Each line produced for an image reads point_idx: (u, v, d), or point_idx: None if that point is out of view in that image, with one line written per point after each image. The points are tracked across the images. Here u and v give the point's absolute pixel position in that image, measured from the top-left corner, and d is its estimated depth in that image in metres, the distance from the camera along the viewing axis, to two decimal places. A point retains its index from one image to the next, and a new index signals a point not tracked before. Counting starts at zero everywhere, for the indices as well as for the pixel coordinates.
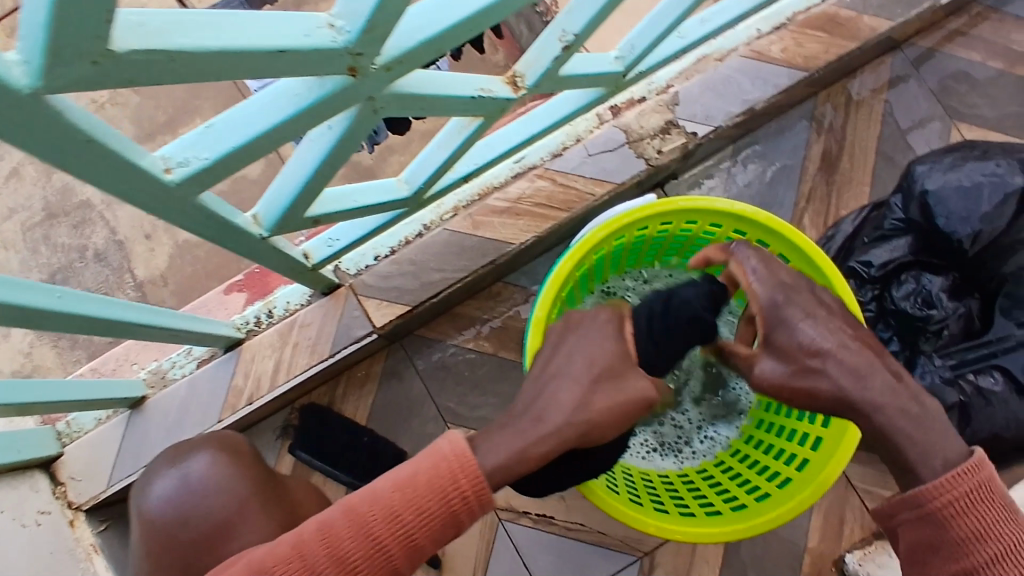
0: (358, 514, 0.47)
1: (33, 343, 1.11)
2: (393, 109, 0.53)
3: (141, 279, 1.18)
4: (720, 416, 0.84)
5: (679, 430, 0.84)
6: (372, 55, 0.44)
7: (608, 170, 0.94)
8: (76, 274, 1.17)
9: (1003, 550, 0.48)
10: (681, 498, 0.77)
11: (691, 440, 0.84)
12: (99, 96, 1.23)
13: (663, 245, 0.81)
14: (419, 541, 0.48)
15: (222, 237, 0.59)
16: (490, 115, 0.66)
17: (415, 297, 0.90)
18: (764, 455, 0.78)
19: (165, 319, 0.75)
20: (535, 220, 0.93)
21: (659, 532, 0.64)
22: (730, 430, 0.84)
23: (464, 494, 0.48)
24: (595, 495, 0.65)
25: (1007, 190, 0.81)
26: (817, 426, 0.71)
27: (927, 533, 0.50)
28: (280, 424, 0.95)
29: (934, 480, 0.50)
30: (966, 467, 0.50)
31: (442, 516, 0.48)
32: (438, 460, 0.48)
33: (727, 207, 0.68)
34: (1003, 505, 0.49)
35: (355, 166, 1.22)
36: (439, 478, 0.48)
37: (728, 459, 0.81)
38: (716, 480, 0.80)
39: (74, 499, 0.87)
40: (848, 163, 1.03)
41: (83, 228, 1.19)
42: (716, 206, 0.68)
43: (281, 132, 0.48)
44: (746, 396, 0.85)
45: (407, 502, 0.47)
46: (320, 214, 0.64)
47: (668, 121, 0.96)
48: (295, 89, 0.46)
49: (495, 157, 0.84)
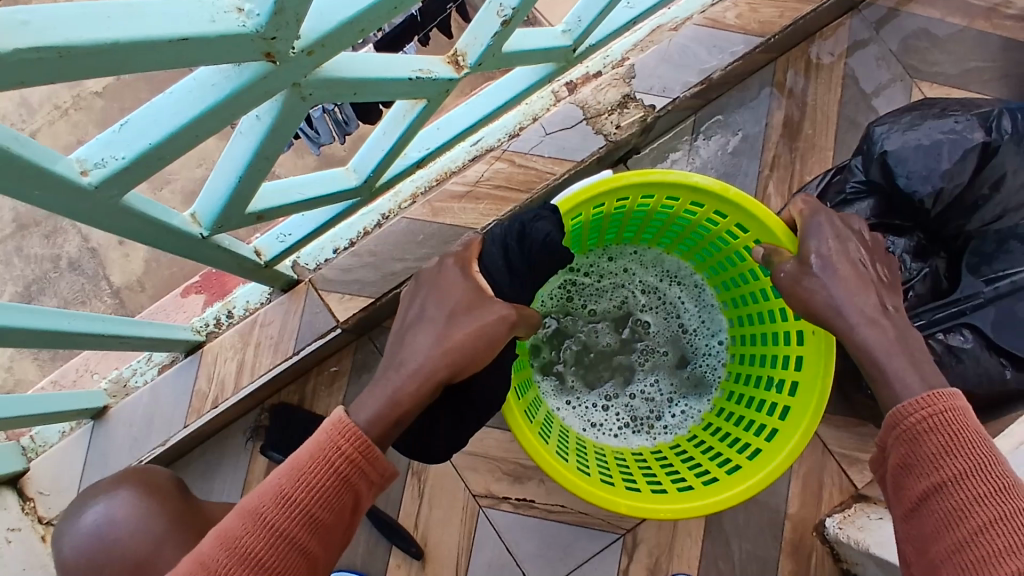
0: (249, 509, 0.46)
1: (14, 356, 1.06)
2: (325, 96, 0.52)
3: (118, 286, 1.15)
4: (690, 390, 0.84)
5: (649, 406, 0.84)
6: (288, 40, 0.43)
7: (566, 148, 0.93)
8: (51, 284, 1.14)
9: (969, 467, 0.48)
10: (653, 472, 0.76)
11: (661, 415, 0.84)
12: (63, 101, 1.18)
13: (623, 222, 0.80)
14: (319, 516, 0.47)
15: (157, 239, 0.57)
16: (431, 98, 0.65)
17: (378, 288, 0.88)
18: (733, 426, 0.78)
19: (122, 325, 0.73)
20: (495, 202, 0.91)
21: (630, 511, 0.63)
22: (701, 404, 0.84)
23: (349, 457, 0.49)
24: (568, 481, 0.63)
25: (967, 146, 0.80)
26: (784, 395, 0.71)
27: (903, 454, 0.51)
28: (251, 425, 0.94)
29: (907, 400, 0.52)
30: (938, 392, 0.51)
31: (334, 484, 0.48)
32: (318, 433, 0.49)
33: (682, 179, 0.67)
34: (974, 430, 0.49)
35: (329, 157, 1.19)
36: (322, 449, 0.49)
37: (700, 433, 0.82)
38: (689, 454, 0.79)
39: (44, 513, 0.85)
40: (811, 129, 1.01)
41: (55, 237, 1.15)
42: (670, 179, 0.66)
43: (203, 127, 0.46)
44: (716, 370, 0.85)
45: (295, 481, 0.47)
46: (263, 209, 0.63)
47: (625, 94, 0.94)
48: (212, 79, 0.44)
49: (447, 141, 0.82)
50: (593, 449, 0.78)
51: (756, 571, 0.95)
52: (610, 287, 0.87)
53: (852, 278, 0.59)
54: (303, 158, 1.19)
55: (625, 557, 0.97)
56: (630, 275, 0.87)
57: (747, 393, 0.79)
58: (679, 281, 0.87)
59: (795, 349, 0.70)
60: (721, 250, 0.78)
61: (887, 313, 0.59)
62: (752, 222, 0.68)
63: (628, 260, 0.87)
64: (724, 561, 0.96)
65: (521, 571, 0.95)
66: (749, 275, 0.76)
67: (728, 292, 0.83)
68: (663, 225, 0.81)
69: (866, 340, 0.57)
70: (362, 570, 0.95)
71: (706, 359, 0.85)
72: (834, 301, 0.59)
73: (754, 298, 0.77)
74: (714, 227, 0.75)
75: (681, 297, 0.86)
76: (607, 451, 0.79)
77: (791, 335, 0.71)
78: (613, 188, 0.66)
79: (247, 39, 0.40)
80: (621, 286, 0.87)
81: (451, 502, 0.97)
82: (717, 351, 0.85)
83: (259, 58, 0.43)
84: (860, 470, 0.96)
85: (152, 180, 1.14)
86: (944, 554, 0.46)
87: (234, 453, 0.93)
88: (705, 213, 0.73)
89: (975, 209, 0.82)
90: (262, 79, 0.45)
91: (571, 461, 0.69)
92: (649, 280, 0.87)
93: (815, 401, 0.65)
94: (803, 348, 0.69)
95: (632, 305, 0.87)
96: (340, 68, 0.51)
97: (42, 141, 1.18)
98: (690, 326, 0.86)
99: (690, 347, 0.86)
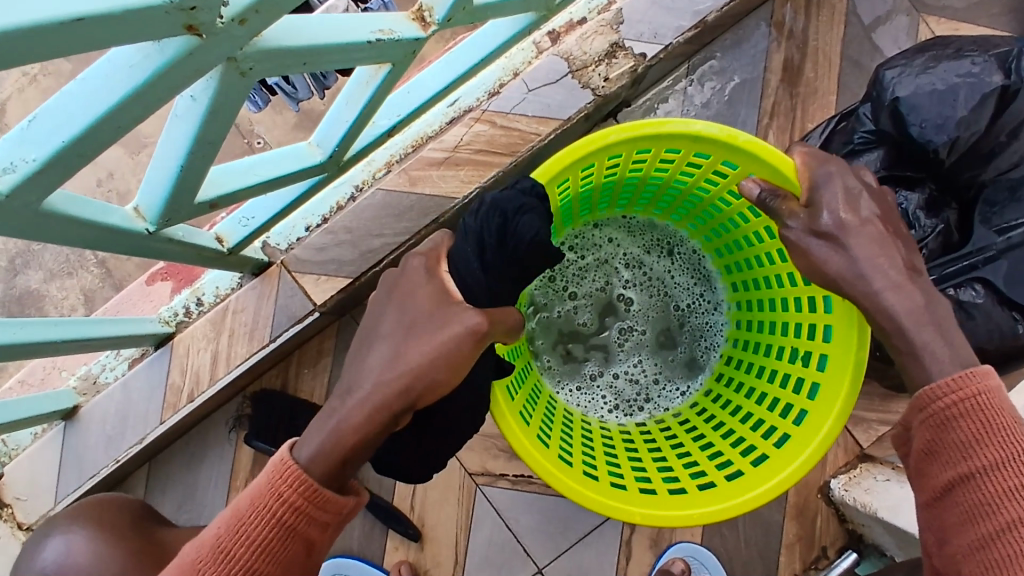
0: (188, 564, 0.46)
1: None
2: (268, 68, 0.45)
3: (102, 255, 1.07)
4: (680, 371, 0.81)
5: (635, 389, 0.81)
6: (212, 8, 0.36)
7: (551, 105, 0.86)
8: (36, 257, 1.07)
9: (1005, 457, 0.45)
10: (659, 454, 0.73)
11: (650, 397, 0.81)
12: (30, 67, 1.08)
13: (615, 188, 0.73)
14: (262, 570, 0.46)
15: (95, 242, 0.51)
16: (396, 61, 0.57)
17: (356, 267, 0.83)
18: (743, 397, 0.74)
19: (81, 328, 0.68)
20: (477, 168, 0.85)
21: (645, 520, 0.58)
22: (692, 381, 0.81)
23: (293, 505, 0.46)
24: (578, 494, 0.58)
25: (985, 90, 0.73)
26: (812, 369, 0.65)
27: (928, 439, 0.48)
28: (234, 413, 0.90)
29: (936, 381, 0.48)
30: (972, 371, 0.47)
31: (277, 535, 0.46)
32: (263, 480, 0.47)
33: (683, 126, 0.58)
34: (1007, 414, 0.46)
35: (308, 113, 1.11)
36: (263, 497, 0.47)
37: (705, 406, 0.79)
38: (682, 435, 0.77)
39: (23, 519, 0.82)
40: (811, 72, 0.94)
41: None
42: (673, 126, 0.58)
43: (124, 117, 0.40)
44: (712, 346, 0.81)
45: (233, 535, 0.46)
46: (215, 197, 0.56)
47: (614, 43, 0.86)
48: (130, 60, 0.37)
49: (421, 105, 0.75)
50: (596, 435, 0.74)
51: (760, 536, 0.94)
52: (591, 264, 0.82)
53: (878, 240, 0.53)
54: (281, 115, 1.10)
55: (627, 528, 0.95)
56: (618, 246, 0.82)
57: (758, 363, 0.75)
58: (671, 249, 0.82)
59: (821, 316, 0.65)
60: (722, 210, 0.72)
61: (912, 277, 0.52)
62: (759, 169, 0.60)
63: (614, 230, 0.82)
64: (728, 527, 0.94)
65: (523, 547, 0.93)
66: (754, 237, 0.70)
67: (723, 258, 0.79)
68: (657, 191, 0.75)
69: (891, 305, 0.51)
70: (361, 554, 0.94)
71: (702, 331, 0.82)
72: (851, 262, 0.53)
73: (763, 259, 0.71)
74: (715, 187, 0.69)
75: (670, 268, 0.82)
76: (610, 436, 0.75)
77: (816, 302, 0.65)
78: (615, 143, 0.58)
79: (161, 12, 0.34)
80: (606, 262, 0.82)
81: (447, 482, 0.94)
82: (712, 328, 0.82)
83: (181, 32, 0.36)
84: (866, 430, 0.94)
85: (127, 145, 1.06)
86: (965, 549, 0.45)
87: (217, 445, 0.89)
88: (708, 166, 0.65)
89: (990, 158, 0.77)
90: (188, 57, 0.38)
91: (575, 459, 0.65)
92: (633, 252, 0.82)
93: (850, 374, 0.60)
94: (831, 317, 0.63)
95: (614, 282, 0.83)
96: (283, 34, 0.44)
97: (12, 111, 1.09)
98: (681, 300, 0.82)
99: (682, 323, 0.82)
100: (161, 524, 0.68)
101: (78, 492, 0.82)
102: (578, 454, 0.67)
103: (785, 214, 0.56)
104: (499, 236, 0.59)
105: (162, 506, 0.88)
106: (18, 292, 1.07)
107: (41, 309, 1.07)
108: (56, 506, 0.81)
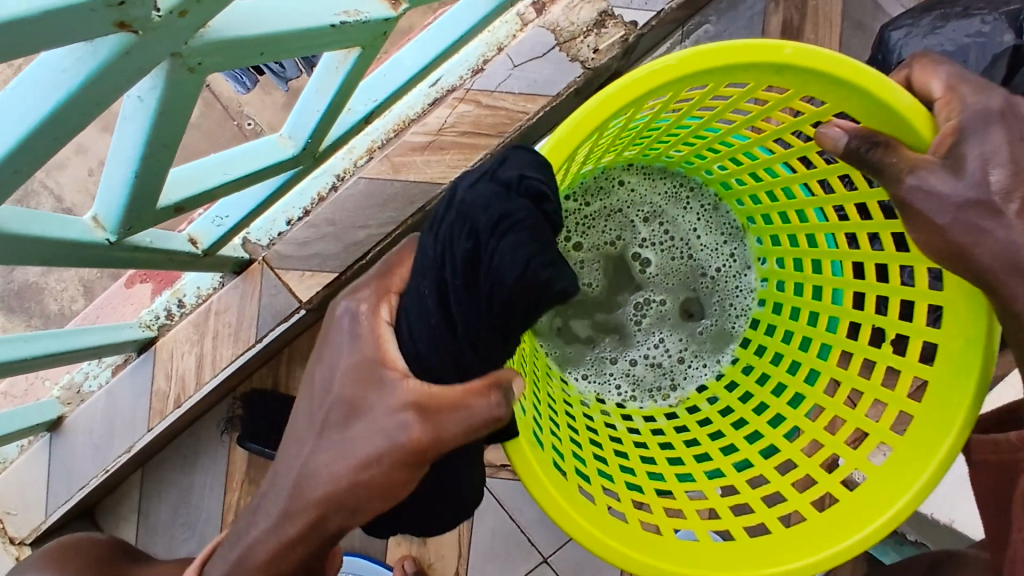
0: None
1: (7, 325, 1.03)
2: (220, 61, 0.41)
3: None
4: (707, 346, 0.71)
5: (656, 374, 0.71)
6: (145, 1, 0.32)
7: (538, 81, 0.81)
8: None
9: None
10: (711, 462, 0.64)
11: (672, 379, 0.71)
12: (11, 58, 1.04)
13: (637, 138, 0.60)
14: None
15: (53, 258, 0.47)
16: (366, 45, 0.53)
17: (341, 261, 0.79)
18: (797, 380, 0.65)
19: (57, 342, 0.65)
20: (463, 151, 0.80)
21: None
22: (720, 357, 0.71)
23: None
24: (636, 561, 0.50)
25: (996, 51, 0.69)
26: (911, 363, 0.56)
27: None
28: (225, 416, 0.87)
29: None
30: None
31: None
32: None
33: (768, 52, 0.44)
34: None
35: (298, 91, 1.02)
36: None
37: (741, 384, 0.69)
38: (720, 426, 0.67)
39: (15, 534, 0.80)
40: (811, 34, 0.89)
41: (28, 200, 1.02)
42: (757, 54, 0.44)
43: (62, 128, 0.36)
44: (742, 313, 0.70)
45: None
46: (178, 200, 0.53)
47: (602, 12, 0.81)
48: (61, 64, 0.34)
49: (399, 87, 0.71)
50: (632, 445, 0.65)
51: None
52: (597, 227, 0.68)
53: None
54: (270, 95, 1.03)
55: None
56: (634, 200, 0.68)
57: (818, 343, 0.65)
58: (693, 200, 0.70)
59: (927, 295, 0.54)
60: (772, 154, 0.60)
61: None
62: (861, 110, 0.47)
63: (625, 171, 0.68)
64: None
65: (527, 538, 0.92)
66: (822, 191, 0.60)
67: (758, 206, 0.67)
68: (681, 137, 0.61)
69: None
70: (363, 551, 0.93)
71: (731, 301, 0.70)
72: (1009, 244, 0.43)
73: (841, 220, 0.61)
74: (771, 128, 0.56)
75: (692, 227, 0.70)
76: (648, 441, 0.66)
77: (923, 277, 0.55)
78: (671, 83, 0.45)
79: (86, 10, 0.30)
80: (619, 213, 0.68)
81: None
82: (743, 294, 0.71)
83: (113, 30, 0.32)
84: None
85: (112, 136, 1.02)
86: None
87: (210, 448, 0.87)
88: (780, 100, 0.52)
89: None
90: (124, 56, 0.34)
91: (629, 506, 0.57)
92: (649, 210, 0.69)
93: (974, 381, 0.50)
94: (942, 297, 0.53)
95: (622, 251, 0.70)
96: (234, 23, 0.40)
97: None
98: (710, 264, 0.70)
99: (710, 291, 0.70)
100: (127, 560, 0.66)
101: (69, 504, 0.80)
102: (631, 494, 0.59)
103: (905, 168, 0.44)
104: (467, 275, 0.39)
105: (157, 512, 0.87)
106: (17, 285, 1.03)
107: (41, 302, 1.03)
108: (48, 519, 0.80)
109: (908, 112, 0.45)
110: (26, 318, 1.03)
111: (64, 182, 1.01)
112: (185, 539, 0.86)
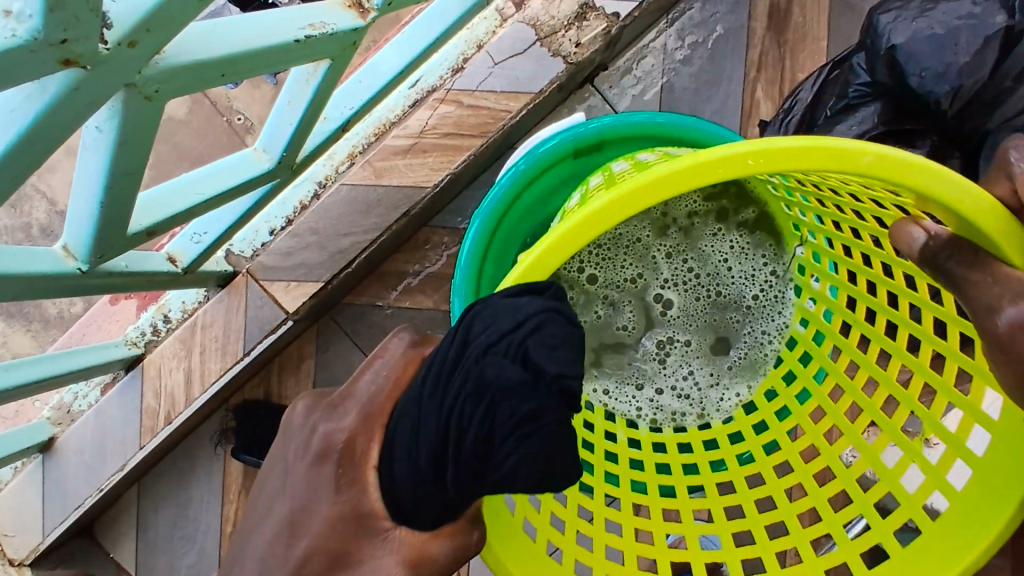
0: None
1: (6, 330, 0.97)
2: (179, 86, 0.40)
3: None
4: (739, 369, 0.65)
5: (684, 406, 0.65)
6: (90, 35, 0.31)
7: (519, 78, 0.80)
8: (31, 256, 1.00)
9: None
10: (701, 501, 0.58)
11: (703, 410, 0.65)
12: None
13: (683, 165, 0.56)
14: None
15: (25, 292, 0.46)
16: (335, 56, 0.52)
17: (326, 270, 0.78)
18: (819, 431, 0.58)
19: (44, 367, 0.64)
20: (446, 153, 0.79)
21: None
22: (753, 380, 0.65)
23: None
24: None
25: (987, 33, 0.67)
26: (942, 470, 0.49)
27: None
28: (218, 429, 0.86)
29: None
30: None
31: None
32: None
33: (846, 157, 0.39)
34: None
35: None
36: None
37: (761, 413, 0.63)
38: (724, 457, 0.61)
39: (14, 555, 0.80)
40: (799, 15, 0.87)
41: (21, 204, 0.98)
42: (831, 160, 0.39)
43: (13, 167, 0.34)
44: (775, 338, 0.65)
45: None
46: (149, 224, 0.52)
47: (583, 4, 0.79)
48: (9, 103, 0.32)
49: (375, 94, 0.69)
50: (625, 467, 0.59)
51: None
52: (617, 254, 0.66)
53: None
54: (259, 89, 0.99)
55: None
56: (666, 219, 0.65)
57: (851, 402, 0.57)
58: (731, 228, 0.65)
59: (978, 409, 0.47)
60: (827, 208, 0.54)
61: None
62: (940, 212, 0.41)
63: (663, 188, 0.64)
64: None
65: None
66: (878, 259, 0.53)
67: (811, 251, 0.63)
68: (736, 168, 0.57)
69: None
70: None
71: (764, 330, 0.65)
72: None
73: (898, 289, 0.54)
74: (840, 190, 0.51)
75: (722, 260, 0.66)
76: (645, 461, 0.61)
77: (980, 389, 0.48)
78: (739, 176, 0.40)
79: (27, 51, 0.29)
80: (640, 238, 0.66)
81: None
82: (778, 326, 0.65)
83: (60, 67, 0.31)
84: None
85: None
86: None
87: (205, 460, 0.86)
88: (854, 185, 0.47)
89: (994, 106, 0.70)
90: (74, 92, 0.33)
91: (599, 560, 0.51)
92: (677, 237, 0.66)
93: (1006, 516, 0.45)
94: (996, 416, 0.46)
95: (643, 288, 0.66)
96: (191, 45, 0.38)
97: None
98: (744, 292, 0.66)
99: (743, 318, 0.66)
100: None
101: (65, 525, 0.80)
102: (605, 539, 0.53)
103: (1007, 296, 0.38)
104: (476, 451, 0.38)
105: (155, 525, 0.86)
106: None
107: (39, 307, 0.97)
108: (45, 539, 0.80)
109: (989, 220, 0.39)
110: (25, 323, 0.97)
111: (52, 186, 0.98)
112: (185, 552, 0.85)
